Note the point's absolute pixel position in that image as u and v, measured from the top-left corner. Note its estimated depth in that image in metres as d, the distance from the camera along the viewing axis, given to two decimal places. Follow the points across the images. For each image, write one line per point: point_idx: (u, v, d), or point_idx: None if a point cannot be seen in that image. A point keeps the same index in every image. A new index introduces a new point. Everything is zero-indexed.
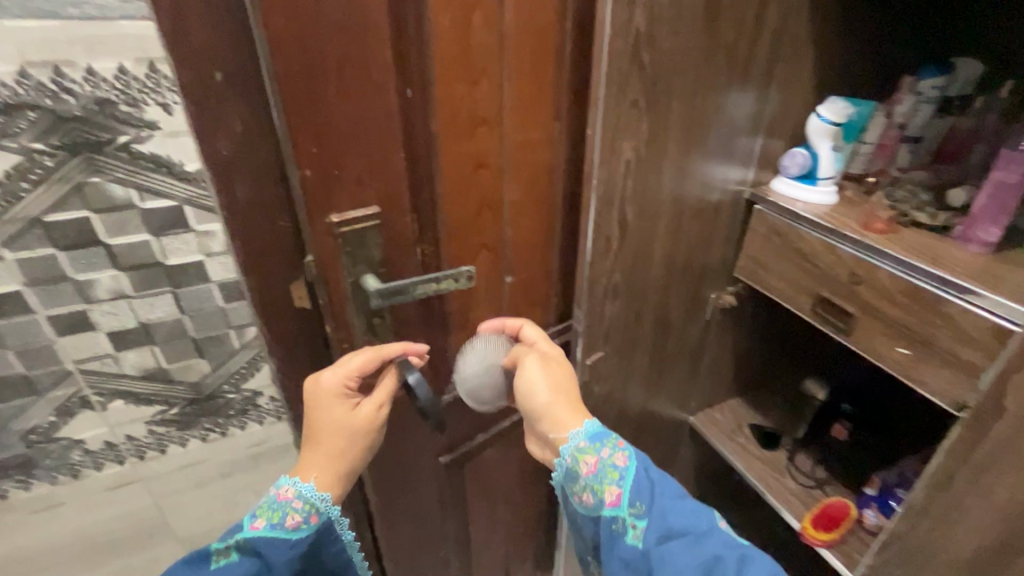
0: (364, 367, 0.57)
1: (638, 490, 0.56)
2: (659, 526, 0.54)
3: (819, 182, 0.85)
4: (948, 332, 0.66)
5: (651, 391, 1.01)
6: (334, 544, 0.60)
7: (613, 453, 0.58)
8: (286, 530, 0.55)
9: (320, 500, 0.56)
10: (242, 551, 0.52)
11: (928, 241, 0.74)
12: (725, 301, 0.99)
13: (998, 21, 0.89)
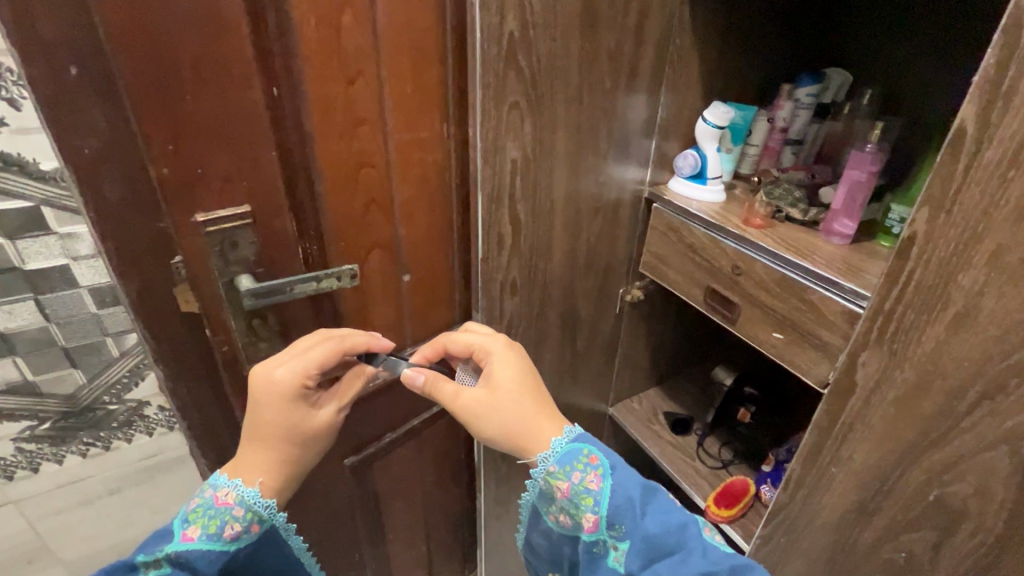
0: (324, 362, 0.59)
1: (616, 515, 0.56)
2: (639, 551, 0.55)
3: (709, 182, 0.90)
4: (811, 316, 0.73)
5: (566, 384, 1.04)
6: (274, 548, 0.61)
7: (584, 478, 0.58)
8: (224, 539, 0.54)
9: (264, 508, 0.57)
10: (175, 564, 0.51)
11: (797, 235, 0.81)
12: (633, 295, 1.03)
13: (845, 40, 0.99)
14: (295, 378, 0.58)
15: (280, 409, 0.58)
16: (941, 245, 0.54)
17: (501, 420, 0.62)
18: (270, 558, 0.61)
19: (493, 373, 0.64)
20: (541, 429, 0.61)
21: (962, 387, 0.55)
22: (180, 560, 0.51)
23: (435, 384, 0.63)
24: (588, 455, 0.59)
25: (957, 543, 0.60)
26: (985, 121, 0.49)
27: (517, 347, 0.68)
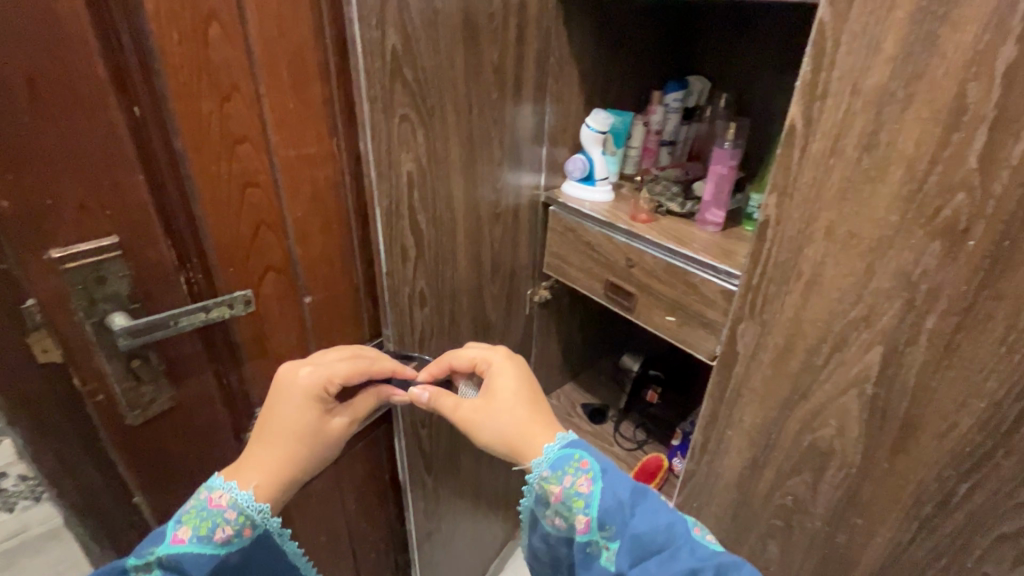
0: (348, 375, 0.62)
1: (605, 516, 0.57)
2: (628, 550, 0.56)
3: (597, 182, 0.97)
4: (695, 297, 0.81)
5: None
6: (270, 554, 0.59)
7: (576, 481, 0.59)
8: (214, 543, 0.53)
9: (257, 513, 0.55)
10: (164, 567, 0.51)
11: (678, 226, 0.90)
12: (541, 295, 1.08)
13: (700, 52, 1.11)
14: (319, 380, 0.61)
15: (298, 408, 0.59)
16: (788, 224, 0.63)
17: (507, 424, 0.64)
18: (264, 561, 0.59)
19: (493, 385, 0.67)
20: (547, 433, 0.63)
21: (817, 344, 0.65)
22: (170, 564, 0.51)
23: (438, 400, 0.67)
24: (579, 459, 0.60)
25: (830, 479, 0.69)
26: (809, 119, 0.58)
27: (518, 359, 0.70)
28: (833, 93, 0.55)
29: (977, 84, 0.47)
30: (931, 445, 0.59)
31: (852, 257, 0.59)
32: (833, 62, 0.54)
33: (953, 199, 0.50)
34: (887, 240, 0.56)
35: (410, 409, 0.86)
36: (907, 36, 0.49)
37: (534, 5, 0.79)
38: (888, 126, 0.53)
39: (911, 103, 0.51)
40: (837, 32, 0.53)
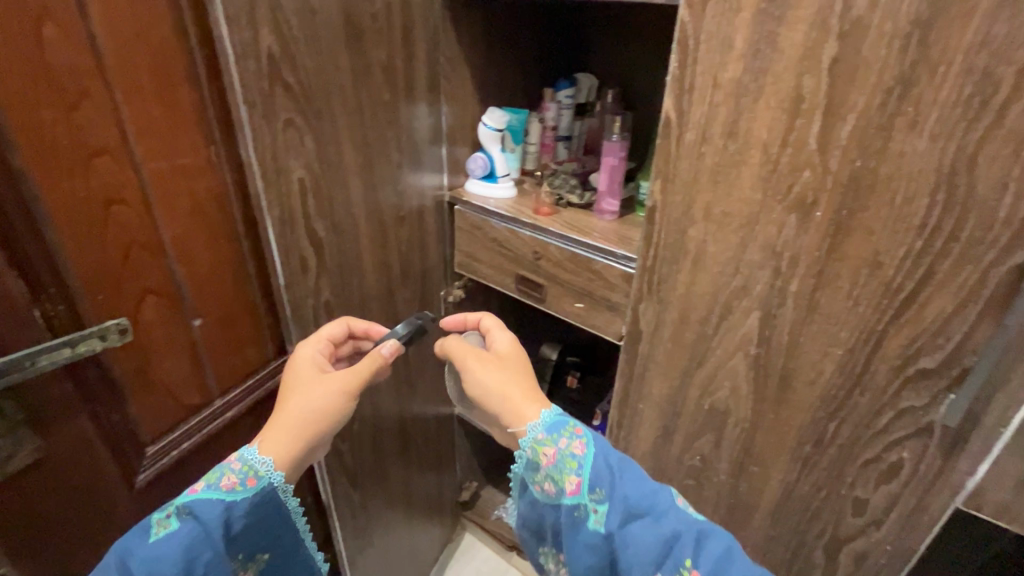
0: (333, 335, 0.69)
1: (599, 478, 0.56)
2: (620, 511, 0.55)
3: (499, 179, 0.99)
4: (598, 282, 0.86)
5: (406, 396, 1.02)
6: (278, 516, 0.57)
7: (571, 443, 0.58)
8: (223, 491, 0.53)
9: (261, 464, 0.55)
10: (182, 517, 0.51)
11: (579, 216, 0.94)
12: (454, 296, 1.08)
13: (585, 51, 1.16)
14: (311, 347, 0.66)
15: (297, 372, 0.63)
16: (672, 208, 0.69)
17: (501, 376, 0.65)
18: (272, 524, 0.57)
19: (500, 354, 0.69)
20: (529, 383, 0.65)
21: (706, 314, 0.71)
22: (188, 512, 0.51)
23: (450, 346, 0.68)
24: (573, 424, 0.61)
25: (729, 435, 0.77)
26: (680, 111, 0.64)
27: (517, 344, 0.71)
28: (698, 88, 0.61)
29: (810, 76, 0.54)
30: (806, 393, 0.67)
31: (728, 234, 0.65)
32: (696, 59, 0.60)
33: (800, 176, 0.58)
34: (754, 217, 0.63)
35: None
36: (753, 35, 0.55)
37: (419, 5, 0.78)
38: (745, 115, 0.59)
39: (761, 94, 0.57)
40: (696, 32, 0.59)
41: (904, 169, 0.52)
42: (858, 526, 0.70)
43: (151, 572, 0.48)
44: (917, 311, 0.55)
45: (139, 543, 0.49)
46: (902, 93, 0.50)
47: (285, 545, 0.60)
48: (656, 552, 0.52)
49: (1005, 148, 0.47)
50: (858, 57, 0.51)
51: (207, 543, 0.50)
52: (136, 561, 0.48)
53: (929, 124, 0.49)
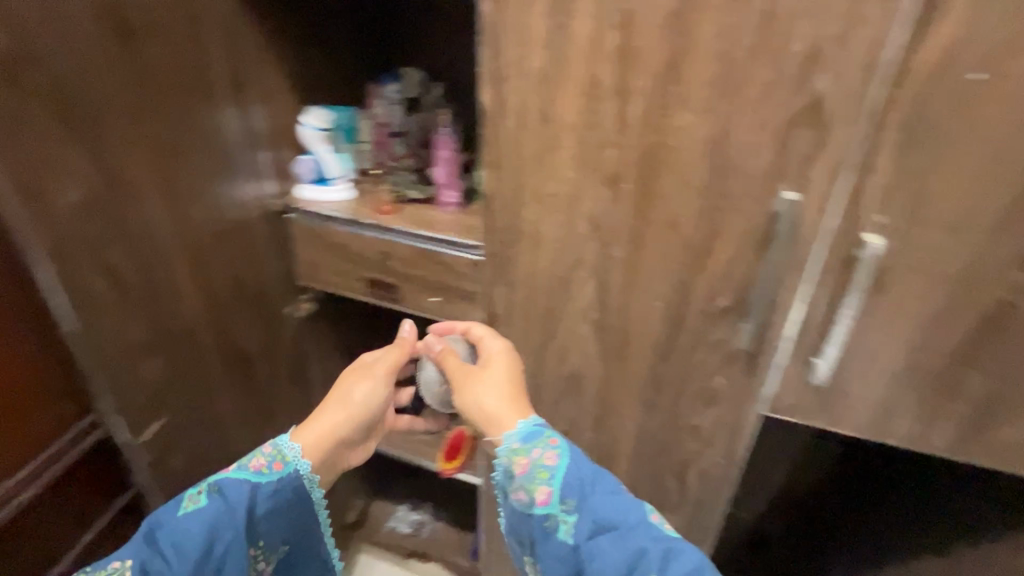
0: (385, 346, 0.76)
1: (567, 488, 0.56)
2: (586, 522, 0.54)
3: (333, 182, 0.94)
4: (449, 273, 0.86)
5: (256, 426, 0.97)
6: (298, 503, 0.64)
7: (543, 453, 0.59)
8: (251, 471, 0.61)
9: (289, 449, 0.63)
10: (210, 494, 0.57)
11: (422, 211, 0.94)
12: (304, 308, 1.03)
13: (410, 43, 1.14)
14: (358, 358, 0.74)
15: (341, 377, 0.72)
16: (504, 192, 0.73)
17: (484, 392, 0.66)
18: (294, 511, 0.64)
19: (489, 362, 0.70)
20: (514, 396, 0.66)
21: (550, 288, 0.77)
22: (218, 489, 0.58)
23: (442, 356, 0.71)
24: (550, 435, 0.60)
25: (587, 394, 0.84)
26: (497, 101, 0.67)
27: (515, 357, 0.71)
28: (510, 77, 0.65)
29: (600, 63, 0.60)
30: (641, 343, 0.76)
31: (556, 211, 0.71)
32: (504, 50, 0.64)
33: (607, 153, 0.65)
34: (576, 193, 0.69)
35: (156, 473, 0.76)
36: (548, 27, 0.61)
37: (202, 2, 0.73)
38: (553, 102, 0.65)
39: (564, 80, 0.63)
40: (501, 25, 0.63)
41: (682, 140, 0.61)
42: (697, 449, 0.81)
43: (176, 544, 0.54)
44: (710, 258, 0.66)
45: (167, 517, 0.55)
46: (671, 75, 0.58)
47: (300, 533, 0.66)
48: (619, 565, 0.51)
49: (750, 117, 0.57)
50: (635, 45, 0.58)
51: (230, 520, 0.57)
52: (163, 534, 0.54)
53: (695, 100, 0.58)
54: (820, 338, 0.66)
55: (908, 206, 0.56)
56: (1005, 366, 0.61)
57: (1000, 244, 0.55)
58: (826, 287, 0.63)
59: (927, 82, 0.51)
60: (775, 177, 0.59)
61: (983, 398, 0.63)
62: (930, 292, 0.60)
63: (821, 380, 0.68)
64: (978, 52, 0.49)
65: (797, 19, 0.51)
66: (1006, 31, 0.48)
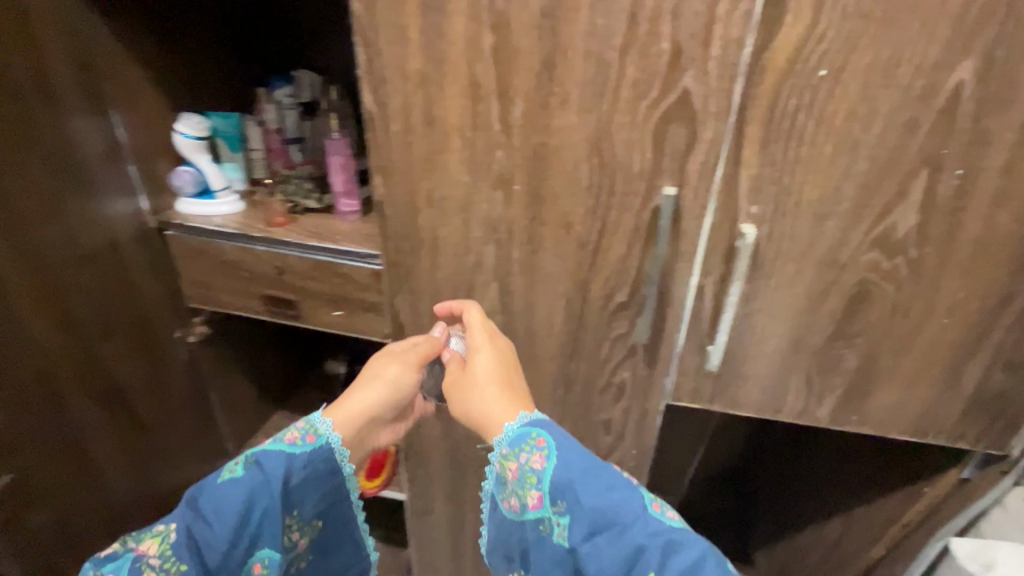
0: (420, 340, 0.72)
1: (556, 490, 0.53)
2: (580, 523, 0.51)
3: (217, 194, 0.88)
4: (350, 285, 0.82)
5: (143, 465, 0.90)
6: (331, 476, 0.62)
7: (530, 457, 0.55)
8: (286, 443, 0.60)
9: (321, 423, 0.62)
10: (247, 465, 0.57)
11: (319, 221, 0.89)
12: (196, 333, 0.95)
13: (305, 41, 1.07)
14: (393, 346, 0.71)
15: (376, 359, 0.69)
16: (396, 198, 0.70)
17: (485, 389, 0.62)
18: (327, 487, 0.63)
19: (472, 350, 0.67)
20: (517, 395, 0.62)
21: (453, 295, 0.75)
22: (254, 461, 0.57)
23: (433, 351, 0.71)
24: (535, 435, 0.56)
25: None
26: (379, 103, 0.64)
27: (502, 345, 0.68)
28: (389, 79, 0.63)
29: (479, 64, 0.59)
30: (548, 344, 0.75)
31: (451, 217, 0.69)
32: (380, 51, 0.61)
33: (495, 156, 0.64)
34: (469, 197, 0.67)
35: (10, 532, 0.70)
36: (423, 27, 0.59)
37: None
38: (436, 104, 0.63)
39: (444, 81, 0.61)
40: (374, 24, 0.60)
41: (566, 140, 0.61)
42: (611, 443, 0.82)
43: (217, 509, 0.54)
44: (604, 256, 0.67)
45: (206, 485, 0.56)
46: (549, 75, 0.58)
47: (334, 511, 0.65)
48: (618, 565, 0.49)
49: (627, 116, 0.58)
50: (511, 45, 0.57)
51: (267, 490, 0.56)
52: (205, 501, 0.55)
53: (574, 100, 0.58)
54: (711, 326, 0.69)
55: (776, 197, 0.59)
56: (872, 341, 0.66)
57: (858, 229, 0.59)
58: (713, 278, 0.65)
59: (782, 80, 0.53)
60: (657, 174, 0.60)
61: (857, 371, 0.68)
62: (802, 277, 0.63)
63: (715, 367, 0.71)
64: (823, 50, 0.52)
65: (660, 19, 0.52)
66: (845, 30, 0.51)
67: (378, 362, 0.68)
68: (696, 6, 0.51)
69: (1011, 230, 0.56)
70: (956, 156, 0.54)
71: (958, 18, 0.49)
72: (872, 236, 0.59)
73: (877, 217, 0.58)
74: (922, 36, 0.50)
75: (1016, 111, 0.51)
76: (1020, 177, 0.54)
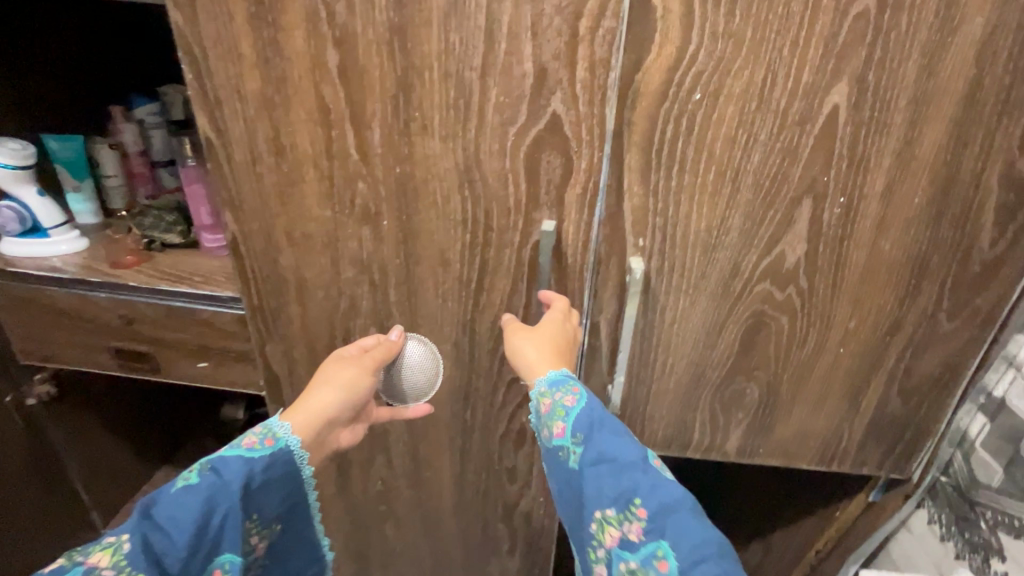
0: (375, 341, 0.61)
1: (581, 424, 0.48)
2: (593, 455, 0.46)
3: (50, 233, 0.75)
4: (214, 333, 0.72)
5: None
6: (290, 481, 0.53)
7: (563, 392, 0.49)
8: (243, 447, 0.51)
9: (279, 424, 0.53)
10: (200, 472, 0.47)
11: (178, 259, 0.77)
12: (38, 395, 0.82)
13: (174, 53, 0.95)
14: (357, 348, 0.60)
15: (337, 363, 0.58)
16: (252, 237, 0.61)
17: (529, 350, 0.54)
18: (287, 494, 0.53)
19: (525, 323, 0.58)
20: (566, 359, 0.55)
21: (329, 342, 0.67)
22: (208, 468, 0.47)
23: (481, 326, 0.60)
24: (569, 377, 0.51)
25: (396, 450, 0.74)
26: (217, 130, 0.55)
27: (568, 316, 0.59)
28: (225, 102, 0.54)
29: (326, 85, 0.51)
30: (441, 390, 0.68)
31: (316, 256, 0.61)
32: (210, 70, 0.52)
33: (356, 188, 0.56)
34: (334, 234, 0.59)
35: None
36: (256, 43, 0.50)
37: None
38: (282, 130, 0.54)
39: (289, 105, 0.53)
40: (198, 38, 0.51)
41: (433, 170, 0.54)
42: (518, 490, 0.76)
43: (174, 521, 0.44)
44: (489, 295, 0.60)
45: (162, 492, 0.46)
46: (407, 98, 0.51)
47: (293, 522, 0.56)
48: (614, 495, 0.45)
49: (496, 143, 0.52)
50: (359, 64, 0.50)
51: (230, 496, 0.47)
52: (159, 513, 0.45)
53: (437, 126, 0.52)
54: (611, 364, 0.64)
55: (662, 229, 0.55)
56: (771, 373, 0.63)
57: (747, 261, 0.56)
58: (606, 314, 0.60)
59: (658, 104, 0.49)
60: (535, 206, 0.55)
61: (760, 404, 0.65)
62: (697, 311, 0.59)
63: (617, 409, 0.66)
64: (695, 72, 0.48)
65: (519, 37, 0.47)
66: (717, 51, 0.47)
67: (338, 362, 0.58)
68: (557, 24, 0.46)
69: (897, 259, 0.55)
70: (837, 183, 0.51)
71: (828, 41, 0.46)
72: (763, 267, 0.56)
73: (765, 247, 0.55)
74: (793, 59, 0.47)
75: (892, 137, 0.49)
76: (900, 204, 0.52)
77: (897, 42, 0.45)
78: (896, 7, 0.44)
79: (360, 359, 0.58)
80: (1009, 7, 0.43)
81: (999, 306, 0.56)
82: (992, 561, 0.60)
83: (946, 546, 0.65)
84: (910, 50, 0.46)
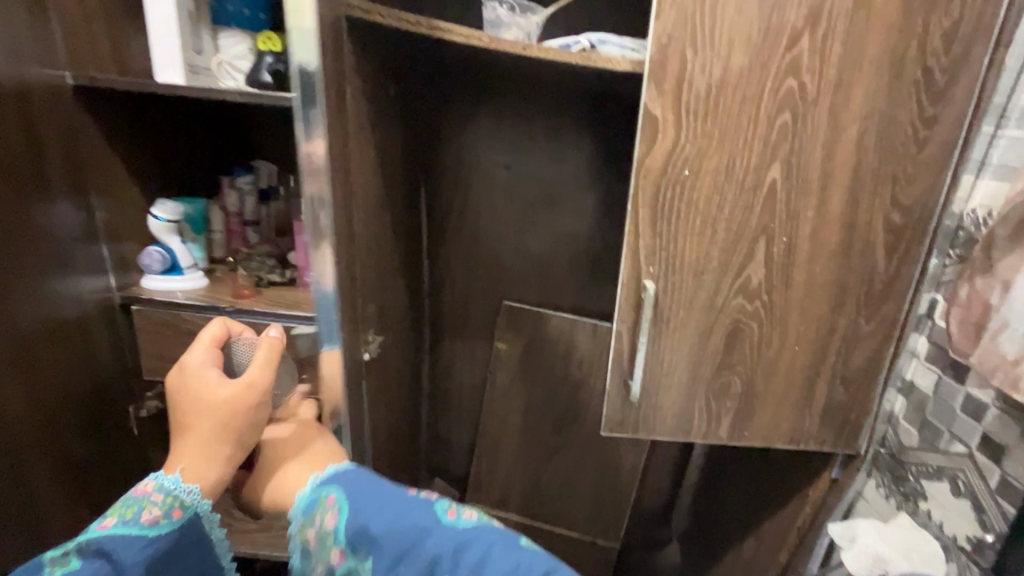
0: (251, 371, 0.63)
1: (352, 537, 0.54)
2: (379, 558, 0.53)
3: (185, 271, 0.96)
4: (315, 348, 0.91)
5: None
6: (194, 546, 0.62)
7: (324, 513, 0.57)
8: (141, 524, 0.57)
9: (186, 493, 0.60)
10: (85, 552, 0.54)
11: (283, 293, 0.98)
12: (149, 408, 0.98)
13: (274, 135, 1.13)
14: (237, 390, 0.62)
15: (227, 414, 0.61)
16: None
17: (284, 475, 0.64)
18: (189, 557, 0.61)
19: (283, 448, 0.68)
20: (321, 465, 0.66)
21: None
22: (93, 547, 0.54)
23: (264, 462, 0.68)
24: (325, 495, 0.58)
25: None
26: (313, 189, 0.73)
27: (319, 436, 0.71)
28: None
29: None
30: None
31: None
32: None
33: None
34: None
35: None
36: None
37: (45, 123, 0.76)
38: None
39: None
40: None
41: None
42: None
43: None
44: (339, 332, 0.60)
45: None
46: None
47: None
48: None
49: None
50: None
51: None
52: None
53: None
54: (629, 364, 0.85)
55: (664, 259, 0.79)
56: (749, 369, 0.85)
57: (724, 283, 0.80)
58: (626, 324, 0.83)
59: (659, 178, 0.75)
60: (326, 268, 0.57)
61: (741, 394, 0.87)
62: (692, 320, 0.82)
63: (635, 398, 0.86)
64: (683, 157, 0.74)
65: None
66: (696, 144, 0.74)
67: (216, 401, 0.61)
68: None
69: (825, 280, 0.79)
70: (780, 228, 0.77)
71: (765, 138, 0.73)
72: (735, 287, 0.80)
73: (736, 273, 0.79)
74: (744, 149, 0.74)
75: (811, 198, 0.76)
76: (823, 242, 0.77)
77: (806, 140, 0.73)
78: (803, 119, 0.72)
79: (249, 399, 0.62)
80: (869, 121, 0.72)
81: (899, 313, 0.80)
82: (918, 503, 0.82)
83: (888, 501, 0.87)
84: (814, 145, 0.73)
